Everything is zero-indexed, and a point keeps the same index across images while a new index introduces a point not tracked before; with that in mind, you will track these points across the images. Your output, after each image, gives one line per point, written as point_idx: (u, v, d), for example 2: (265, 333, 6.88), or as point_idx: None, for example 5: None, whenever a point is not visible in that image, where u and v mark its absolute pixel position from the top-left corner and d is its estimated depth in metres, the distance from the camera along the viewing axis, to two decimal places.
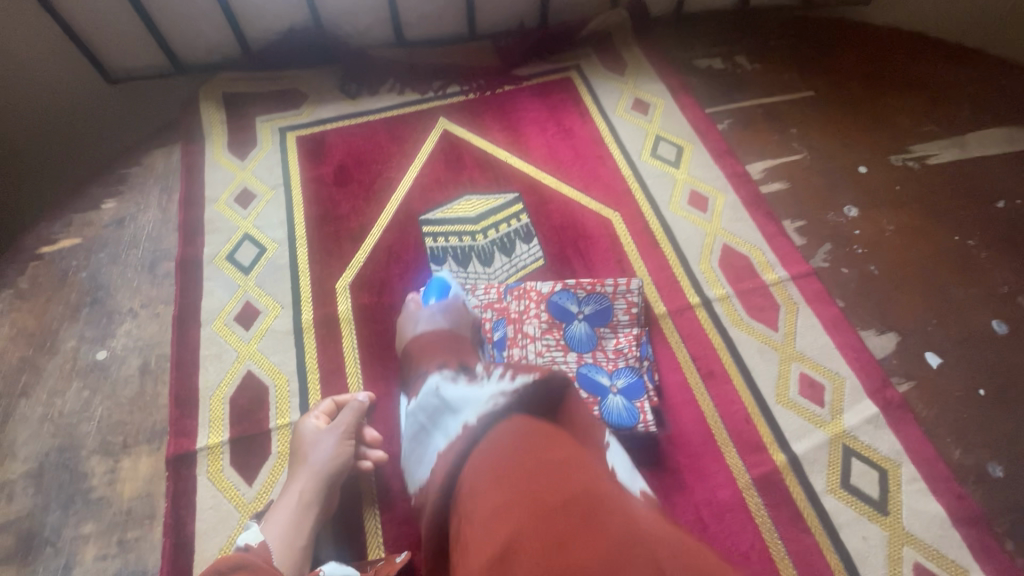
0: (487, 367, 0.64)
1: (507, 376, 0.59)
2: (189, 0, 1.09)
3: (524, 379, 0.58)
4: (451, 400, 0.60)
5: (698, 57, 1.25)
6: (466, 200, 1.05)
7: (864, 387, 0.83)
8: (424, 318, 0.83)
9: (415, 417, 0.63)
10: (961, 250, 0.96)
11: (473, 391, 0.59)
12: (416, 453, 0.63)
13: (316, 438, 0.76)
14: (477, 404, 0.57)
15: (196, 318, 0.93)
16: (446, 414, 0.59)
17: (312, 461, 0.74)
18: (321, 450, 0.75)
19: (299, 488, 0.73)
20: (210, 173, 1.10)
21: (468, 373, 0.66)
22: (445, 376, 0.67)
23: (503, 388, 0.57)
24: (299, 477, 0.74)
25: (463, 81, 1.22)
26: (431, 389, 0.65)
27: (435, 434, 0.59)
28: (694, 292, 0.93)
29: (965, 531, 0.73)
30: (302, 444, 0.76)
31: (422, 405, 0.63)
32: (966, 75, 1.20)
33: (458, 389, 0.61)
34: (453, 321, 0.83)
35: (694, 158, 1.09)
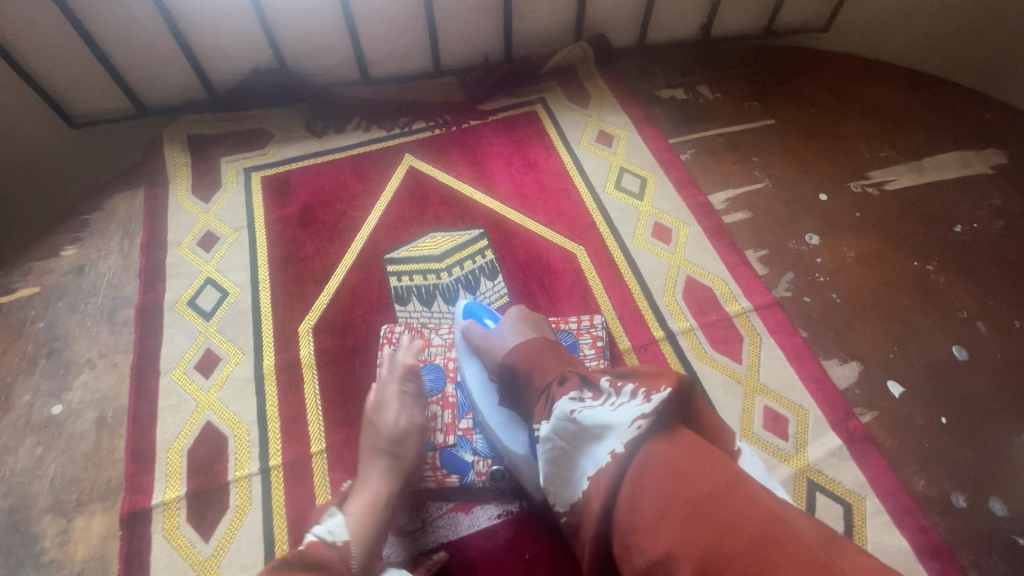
0: (614, 383, 0.57)
1: (644, 395, 0.52)
2: (151, 46, 1.10)
3: (661, 396, 0.51)
4: (592, 427, 0.53)
5: (660, 88, 1.27)
6: (431, 237, 1.05)
7: (828, 419, 0.83)
8: (508, 336, 0.77)
9: (552, 443, 0.57)
10: (920, 275, 0.98)
11: (609, 413, 0.53)
12: (559, 479, 0.56)
13: (381, 436, 0.78)
14: (620, 430, 0.50)
15: (155, 367, 0.91)
16: (586, 443, 0.53)
17: (382, 458, 0.75)
18: (391, 449, 0.77)
19: (371, 485, 0.73)
20: (173, 216, 1.09)
21: (593, 387, 0.58)
22: (571, 395, 0.58)
23: (643, 410, 0.50)
24: (369, 475, 0.74)
25: (428, 117, 1.23)
26: (562, 412, 0.57)
27: (580, 461, 0.54)
28: (658, 325, 0.94)
29: (931, 565, 0.72)
30: (365, 446, 0.78)
31: (557, 431, 0.57)
32: (921, 101, 1.22)
33: (594, 412, 0.54)
34: (535, 332, 0.77)
35: (657, 189, 1.11)
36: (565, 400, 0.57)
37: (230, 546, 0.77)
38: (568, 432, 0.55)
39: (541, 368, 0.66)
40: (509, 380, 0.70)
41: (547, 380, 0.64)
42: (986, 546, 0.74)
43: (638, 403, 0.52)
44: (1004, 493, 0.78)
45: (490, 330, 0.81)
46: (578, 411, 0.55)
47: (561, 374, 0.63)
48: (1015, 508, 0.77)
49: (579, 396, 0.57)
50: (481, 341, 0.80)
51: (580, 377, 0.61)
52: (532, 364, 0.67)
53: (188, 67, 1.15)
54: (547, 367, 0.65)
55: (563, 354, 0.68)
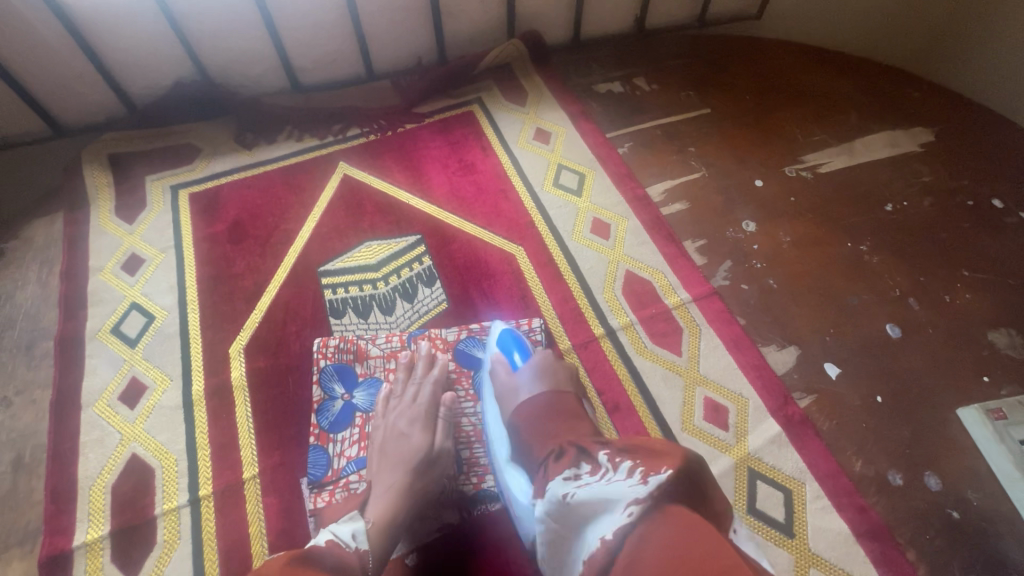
0: (612, 459, 0.54)
1: (640, 476, 0.48)
2: (62, 63, 1.04)
3: (660, 478, 0.46)
4: (584, 506, 0.51)
5: (597, 82, 1.26)
6: (367, 247, 1.02)
7: (767, 406, 0.83)
8: (526, 388, 0.74)
9: (547, 525, 0.57)
10: (854, 256, 0.99)
11: (600, 491, 0.50)
12: (556, 561, 0.56)
13: (405, 428, 0.76)
14: (612, 515, 0.47)
15: (76, 401, 0.87)
16: (580, 525, 0.51)
17: (405, 450, 0.73)
18: (415, 441, 0.74)
19: (394, 477, 0.70)
20: (95, 240, 1.05)
21: (590, 461, 0.56)
22: (565, 474, 0.57)
23: (638, 494, 0.46)
24: (391, 467, 0.72)
25: (362, 122, 1.20)
26: (555, 494, 0.56)
27: (575, 546, 0.51)
28: (599, 323, 0.93)
29: (869, 546, 0.73)
30: (390, 437, 0.76)
31: (551, 515, 0.56)
32: (852, 84, 1.24)
33: (586, 492, 0.52)
34: (553, 382, 0.74)
35: (595, 185, 1.10)
36: (559, 482, 0.56)
37: None
38: (560, 513, 0.54)
39: (545, 437, 0.67)
40: (517, 440, 0.71)
41: (547, 450, 0.65)
42: (922, 522, 0.75)
43: (632, 483, 0.48)
44: (938, 468, 0.79)
45: (512, 375, 0.77)
46: (570, 494, 0.53)
47: (558, 446, 0.63)
48: (949, 483, 0.78)
49: (573, 474, 0.56)
50: (502, 387, 0.77)
51: (576, 448, 0.61)
52: (538, 432, 0.68)
53: (103, 82, 1.10)
54: (549, 437, 0.67)
55: (574, 418, 0.69)
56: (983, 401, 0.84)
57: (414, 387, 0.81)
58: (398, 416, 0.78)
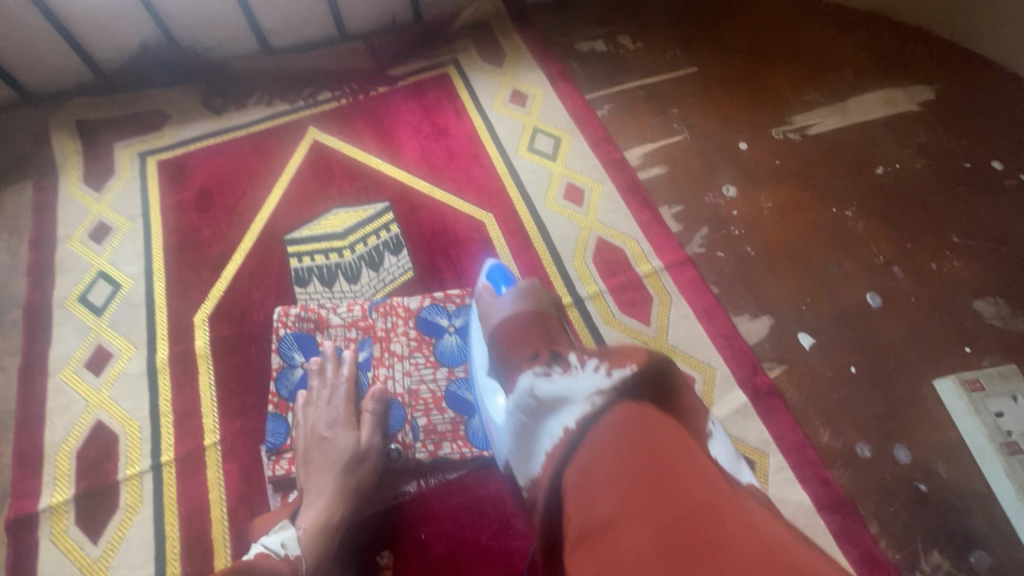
0: (582, 357, 0.50)
1: (603, 369, 0.46)
2: (20, 25, 1.01)
3: (622, 372, 0.45)
4: (549, 400, 0.48)
5: (580, 40, 1.20)
6: (334, 214, 1.00)
7: (734, 376, 0.81)
8: (507, 305, 0.66)
9: (516, 418, 0.53)
10: (838, 221, 0.94)
11: (567, 385, 0.48)
12: (521, 452, 0.52)
13: (326, 432, 0.74)
14: (574, 405, 0.45)
15: (43, 368, 0.88)
16: (545, 416, 0.48)
17: (330, 454, 0.72)
18: (338, 443, 0.73)
19: (323, 483, 0.69)
20: (63, 209, 1.04)
21: (562, 361, 0.52)
22: (535, 370, 0.53)
23: (599, 385, 0.45)
24: (318, 472, 0.71)
25: (333, 86, 1.16)
26: (523, 387, 0.53)
27: (539, 434, 0.49)
28: (567, 291, 0.90)
29: (830, 518, 0.71)
30: (312, 444, 0.74)
31: (519, 406, 0.53)
32: (852, 39, 1.16)
33: (552, 384, 0.49)
34: (535, 302, 0.65)
35: (571, 149, 1.05)
36: (529, 375, 0.53)
37: (119, 547, 0.75)
38: (529, 407, 0.51)
39: (523, 344, 0.60)
40: (494, 355, 0.64)
41: (523, 356, 0.58)
42: (887, 494, 0.73)
43: (597, 376, 0.46)
44: (909, 440, 0.76)
45: (496, 298, 0.72)
46: (538, 387, 0.50)
47: (537, 351, 0.57)
48: (919, 455, 0.75)
49: (545, 370, 0.52)
50: (484, 307, 0.72)
51: (553, 353, 0.56)
52: (515, 342, 0.61)
53: (66, 46, 1.07)
54: (529, 343, 0.59)
55: (555, 332, 0.61)
56: (960, 372, 0.80)
57: (327, 388, 0.79)
58: (316, 420, 0.76)
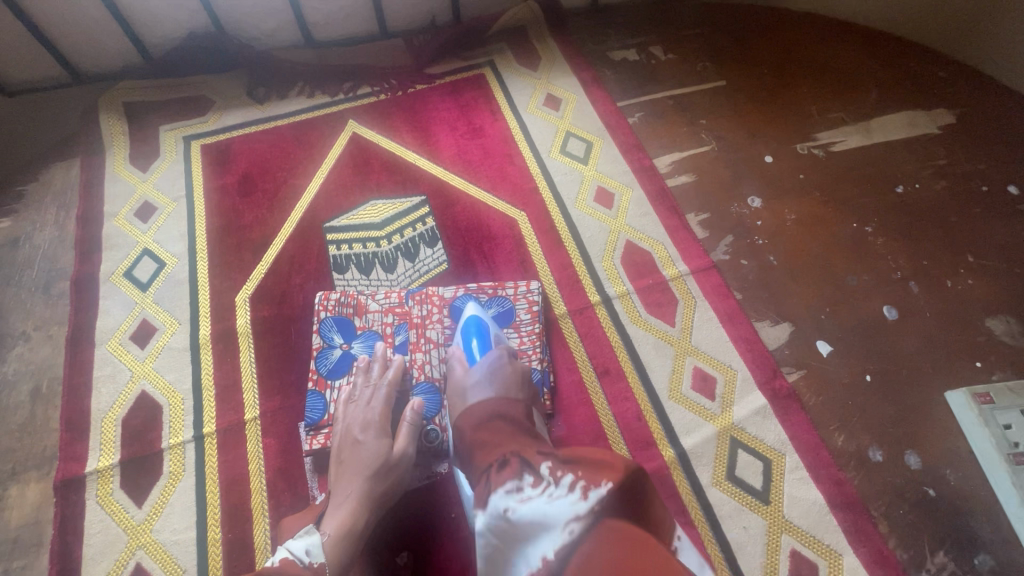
0: (555, 472, 0.49)
1: (582, 492, 0.46)
2: (79, 10, 1.05)
3: (598, 493, 0.46)
4: (525, 526, 0.47)
5: (613, 49, 1.24)
6: (372, 205, 1.04)
7: (754, 378, 0.85)
8: (478, 386, 0.67)
9: (485, 539, 0.50)
10: (858, 236, 0.98)
11: (543, 510, 0.47)
12: (491, 573, 0.50)
13: (359, 436, 0.75)
14: (554, 533, 0.45)
15: (91, 338, 0.91)
16: (518, 543, 0.47)
17: (360, 458, 0.73)
18: (370, 448, 0.74)
19: (351, 488, 0.71)
20: (110, 186, 1.07)
21: (532, 473, 0.50)
22: (507, 486, 0.50)
23: (578, 510, 0.45)
24: (348, 475, 0.72)
25: (373, 81, 1.19)
26: (495, 508, 0.49)
27: (513, 561, 0.47)
28: (595, 290, 0.94)
29: (842, 516, 0.75)
30: (345, 445, 0.76)
31: (489, 527, 0.50)
32: (877, 61, 1.20)
33: (525, 510, 0.48)
34: (503, 388, 0.66)
35: (602, 154, 1.09)
36: (501, 495, 0.49)
37: (163, 510, 0.79)
38: (501, 530, 0.48)
39: (486, 446, 0.57)
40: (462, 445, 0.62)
41: (488, 460, 0.55)
42: (897, 497, 0.77)
43: (574, 501, 0.46)
44: (919, 447, 0.80)
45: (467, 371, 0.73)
46: (512, 510, 0.48)
47: (503, 456, 0.54)
48: (929, 461, 0.79)
49: (516, 486, 0.50)
50: (455, 382, 0.73)
51: (522, 460, 0.52)
52: (481, 441, 0.58)
53: (119, 32, 1.11)
54: (494, 446, 0.56)
55: (518, 424, 0.61)
56: (971, 384, 0.84)
57: (370, 388, 0.81)
58: (353, 421, 0.77)
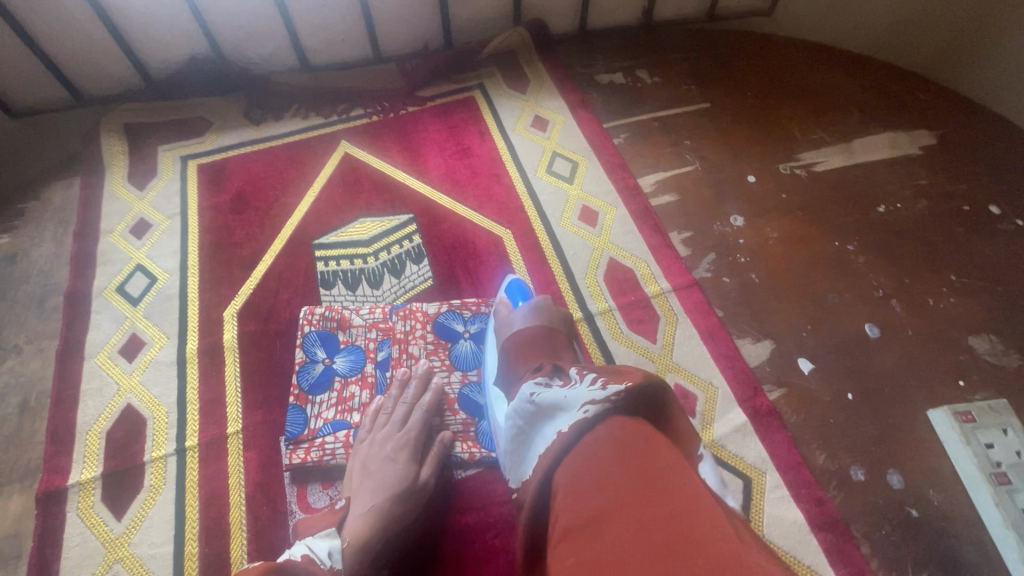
0: (582, 372, 0.57)
1: (600, 382, 0.51)
2: (83, 34, 1.09)
3: (617, 387, 0.48)
4: (547, 408, 0.55)
5: (600, 72, 1.27)
6: (361, 223, 1.06)
7: (735, 396, 0.85)
8: (520, 320, 0.77)
9: (513, 422, 0.61)
10: (840, 255, 0.99)
11: (564, 395, 0.54)
12: (519, 453, 0.60)
13: (391, 452, 0.76)
14: (568, 414, 0.51)
15: (80, 352, 0.93)
16: (541, 422, 0.55)
17: (388, 476, 0.73)
18: (398, 468, 0.74)
19: (373, 502, 0.71)
20: (107, 204, 1.10)
21: (561, 375, 0.61)
22: (537, 382, 0.62)
23: (593, 396, 0.49)
24: (372, 488, 0.72)
25: (366, 104, 1.23)
26: (525, 395, 0.60)
27: (535, 437, 0.56)
28: (578, 307, 0.95)
29: (822, 536, 0.74)
30: (374, 457, 0.76)
31: (520, 411, 0.60)
32: (858, 84, 1.22)
33: (550, 395, 0.56)
34: (548, 319, 0.76)
35: (588, 173, 1.11)
36: (531, 384, 0.62)
37: (142, 524, 0.79)
38: (526, 413, 0.59)
39: (526, 355, 0.72)
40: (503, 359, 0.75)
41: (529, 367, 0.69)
42: (879, 517, 0.76)
43: (592, 389, 0.51)
44: (901, 466, 0.79)
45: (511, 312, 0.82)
46: (537, 395, 0.58)
47: (541, 365, 0.68)
48: (912, 481, 0.78)
49: (546, 382, 0.62)
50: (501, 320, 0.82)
51: (554, 368, 0.65)
52: (521, 352, 0.73)
53: (122, 55, 1.15)
54: (533, 356, 0.71)
55: (558, 352, 0.72)
56: (952, 403, 0.84)
57: (403, 407, 0.81)
58: (386, 436, 0.78)
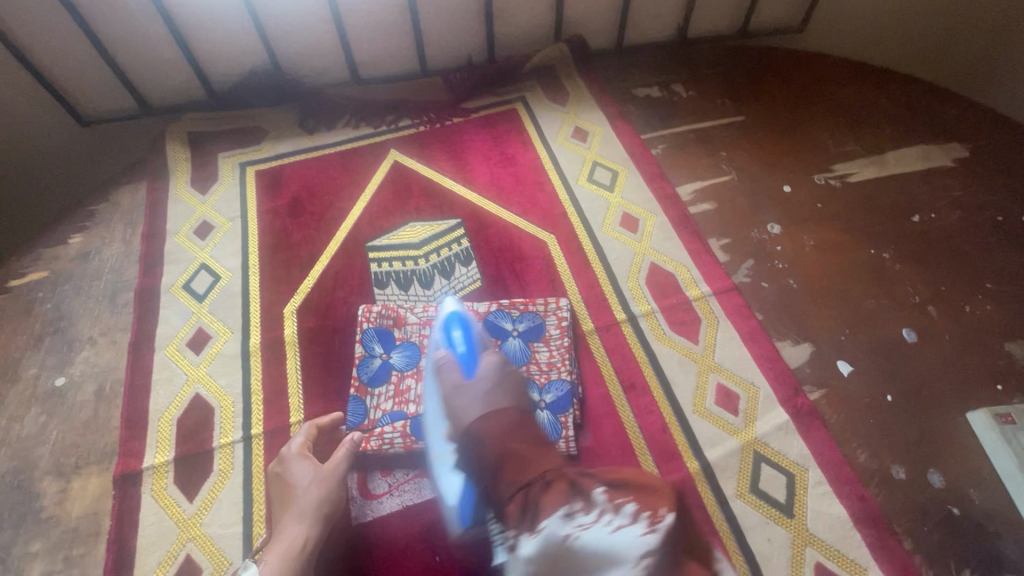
0: (611, 499, 0.62)
1: (647, 525, 0.59)
2: (155, 49, 1.17)
3: (659, 530, 0.59)
4: (591, 559, 0.57)
5: (637, 86, 1.32)
6: (411, 227, 1.11)
7: (776, 396, 0.88)
8: (482, 399, 0.75)
9: (535, 560, 0.59)
10: (876, 262, 1.02)
11: (608, 537, 0.58)
12: None
13: (291, 471, 0.80)
14: (625, 564, 0.56)
15: (151, 344, 0.98)
16: (580, 568, 0.57)
17: (293, 492, 0.78)
18: (298, 484, 0.79)
19: (290, 517, 0.75)
20: (172, 207, 1.17)
21: (584, 498, 0.62)
22: (565, 511, 0.61)
23: (643, 548, 0.57)
24: (287, 507, 0.77)
25: (413, 114, 1.29)
26: (555, 531, 0.60)
27: None
28: (621, 308, 0.99)
29: (866, 532, 0.76)
30: (280, 481, 0.80)
31: (545, 550, 0.59)
32: (889, 98, 1.26)
33: (591, 536, 0.59)
34: (512, 397, 0.76)
35: (627, 182, 1.16)
36: (558, 520, 0.60)
37: (212, 506, 0.83)
38: (555, 553, 0.59)
39: (519, 463, 0.66)
40: (477, 453, 0.70)
41: (528, 475, 0.65)
42: (922, 515, 0.78)
43: (642, 530, 0.58)
44: (942, 466, 0.81)
45: (463, 381, 0.78)
46: (573, 536, 0.59)
47: (542, 476, 0.65)
48: (953, 481, 0.80)
49: (570, 513, 0.61)
50: (452, 392, 0.78)
51: (574, 486, 0.64)
52: (501, 446, 0.69)
53: (188, 68, 1.22)
54: (520, 458, 0.67)
55: (532, 435, 0.72)
56: (992, 406, 0.86)
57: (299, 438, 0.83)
58: (289, 457, 0.82)
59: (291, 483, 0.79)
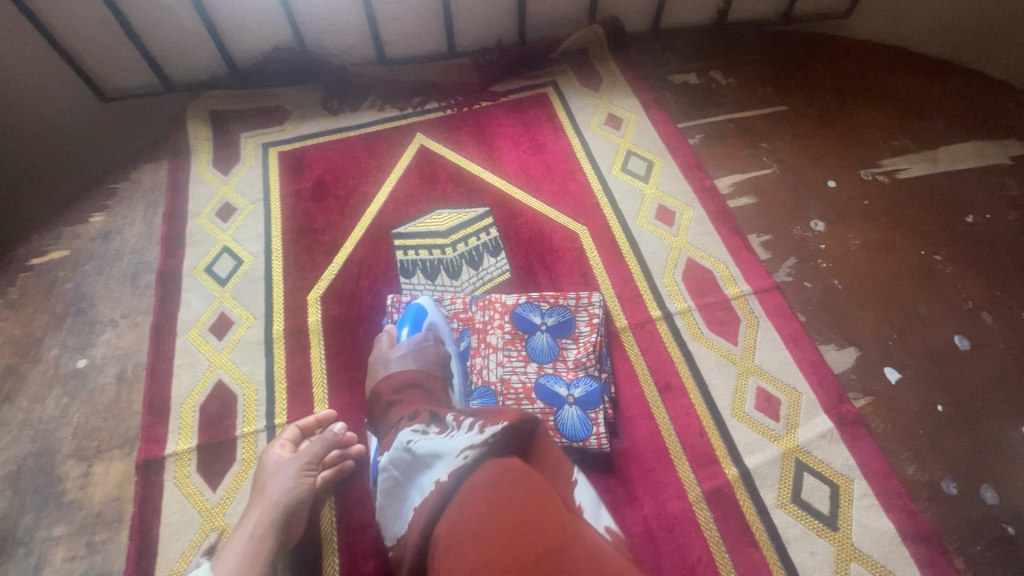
0: (458, 417, 0.56)
1: (478, 426, 0.53)
2: (178, 23, 1.13)
3: (495, 428, 0.52)
4: (424, 457, 0.54)
5: (673, 72, 1.26)
6: (438, 214, 1.08)
7: (820, 402, 0.84)
8: (402, 356, 0.76)
9: (387, 473, 0.57)
10: (926, 264, 0.97)
11: (441, 441, 0.53)
12: (391, 511, 0.56)
13: (274, 466, 0.75)
14: (447, 460, 0.51)
15: (173, 328, 0.96)
16: (418, 471, 0.53)
17: (267, 489, 0.72)
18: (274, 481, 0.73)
19: (254, 516, 0.69)
20: (194, 187, 1.14)
21: (439, 421, 0.58)
22: (414, 427, 0.59)
23: (471, 441, 0.51)
24: (256, 506, 0.70)
25: (440, 97, 1.25)
26: (400, 443, 0.58)
27: (409, 490, 0.54)
28: (656, 306, 0.95)
29: (915, 548, 0.73)
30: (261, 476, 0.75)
31: (393, 461, 0.57)
32: (942, 90, 1.19)
33: (428, 442, 0.55)
34: (425, 362, 0.75)
35: (663, 173, 1.11)
36: (407, 432, 0.58)
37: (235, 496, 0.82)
38: (403, 461, 0.56)
39: (400, 406, 0.66)
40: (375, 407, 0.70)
41: (401, 413, 0.64)
42: (974, 532, 0.74)
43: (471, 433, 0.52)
44: (995, 481, 0.77)
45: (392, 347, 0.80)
46: (414, 441, 0.56)
47: (416, 410, 0.63)
48: (1007, 497, 0.76)
49: (423, 428, 0.58)
50: (380, 354, 0.80)
51: (431, 412, 0.61)
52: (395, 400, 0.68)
53: (212, 44, 1.18)
54: (406, 405, 0.66)
55: (430, 394, 0.69)
56: None
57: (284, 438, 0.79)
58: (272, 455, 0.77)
59: (267, 473, 0.74)
